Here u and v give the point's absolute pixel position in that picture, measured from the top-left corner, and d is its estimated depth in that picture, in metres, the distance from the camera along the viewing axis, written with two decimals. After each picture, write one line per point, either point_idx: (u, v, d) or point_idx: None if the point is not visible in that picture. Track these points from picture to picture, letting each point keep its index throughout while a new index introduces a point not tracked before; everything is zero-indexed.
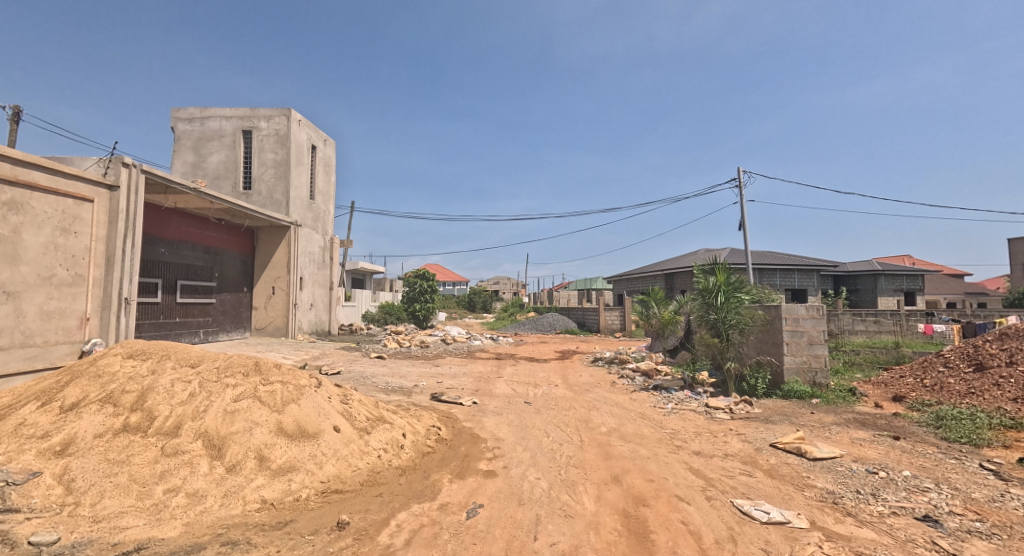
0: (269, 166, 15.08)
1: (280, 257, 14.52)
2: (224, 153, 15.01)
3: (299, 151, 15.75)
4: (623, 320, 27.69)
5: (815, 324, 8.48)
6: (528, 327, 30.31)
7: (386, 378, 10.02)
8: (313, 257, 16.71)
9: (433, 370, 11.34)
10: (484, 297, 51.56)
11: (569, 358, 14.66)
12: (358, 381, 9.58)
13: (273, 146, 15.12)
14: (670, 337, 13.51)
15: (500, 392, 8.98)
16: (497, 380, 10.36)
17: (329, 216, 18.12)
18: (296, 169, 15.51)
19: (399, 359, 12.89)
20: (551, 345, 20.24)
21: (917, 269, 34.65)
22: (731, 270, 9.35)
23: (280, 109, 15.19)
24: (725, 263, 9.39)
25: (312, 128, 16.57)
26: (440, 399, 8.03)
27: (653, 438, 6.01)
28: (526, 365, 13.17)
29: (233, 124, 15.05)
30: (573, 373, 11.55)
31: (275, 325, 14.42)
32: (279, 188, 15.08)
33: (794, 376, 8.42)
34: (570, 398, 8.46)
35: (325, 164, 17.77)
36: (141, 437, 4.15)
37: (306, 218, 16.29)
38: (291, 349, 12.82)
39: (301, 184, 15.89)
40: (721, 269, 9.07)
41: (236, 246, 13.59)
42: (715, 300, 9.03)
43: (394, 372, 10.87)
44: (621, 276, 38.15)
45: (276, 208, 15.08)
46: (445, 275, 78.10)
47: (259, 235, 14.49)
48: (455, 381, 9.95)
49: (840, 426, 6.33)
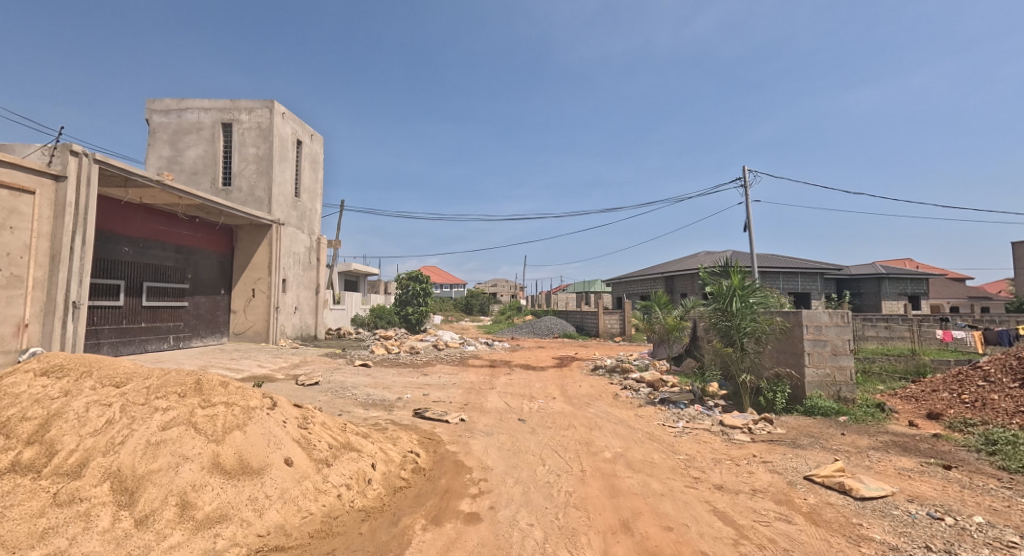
0: (250, 161, 14.27)
1: (261, 257, 13.67)
2: (202, 147, 14.20)
3: (283, 146, 14.94)
4: (623, 324, 26.87)
5: (839, 333, 7.70)
6: (525, 330, 29.48)
7: (368, 390, 9.18)
8: (297, 258, 15.87)
9: (420, 380, 10.50)
10: (481, 299, 50.75)
11: (567, 366, 13.82)
12: (336, 394, 8.73)
13: (255, 140, 14.31)
14: (675, 344, 12.68)
15: (492, 407, 8.15)
16: (490, 391, 9.52)
17: (315, 215, 17.30)
18: (279, 165, 14.69)
19: (386, 367, 12.03)
20: (549, 351, 19.38)
21: (922, 272, 33.91)
22: (746, 273, 8.58)
23: (262, 101, 14.38)
24: (740, 266, 8.62)
25: (298, 122, 15.75)
26: (424, 415, 7.20)
27: (665, 468, 5.17)
28: (522, 373, 12.33)
29: (212, 116, 14.23)
30: (572, 383, 10.72)
31: (255, 330, 13.55)
32: (261, 185, 14.27)
33: (817, 390, 7.61)
34: (569, 415, 7.63)
35: (312, 160, 16.96)
36: (30, 479, 3.39)
37: (290, 216, 15.46)
38: (269, 356, 11.96)
39: (285, 180, 15.07)
40: (736, 271, 8.30)
41: (212, 246, 12.74)
42: (728, 306, 8.25)
43: (378, 382, 10.01)
44: (620, 279, 37.37)
45: (257, 206, 14.26)
46: (442, 277, 77.28)
47: (239, 234, 13.65)
48: (443, 393, 9.11)
49: (879, 452, 5.52)
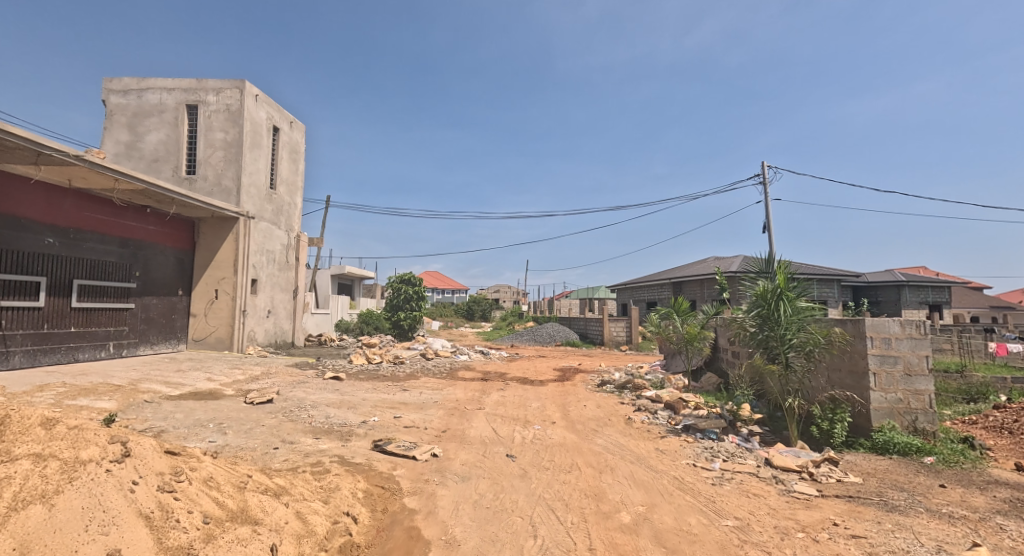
0: (217, 148, 12.83)
1: (225, 254, 12.16)
2: (163, 131, 12.75)
3: (256, 131, 13.48)
4: (630, 332, 25.22)
5: (913, 348, 6.12)
6: (526, 338, 27.87)
7: (329, 412, 7.58)
8: (272, 256, 14.37)
9: (397, 398, 8.88)
10: (483, 305, 49.24)
11: (570, 380, 12.22)
12: (288, 417, 7.14)
13: (223, 124, 12.86)
14: (695, 357, 11.03)
15: (475, 435, 6.56)
16: (477, 413, 7.90)
17: (295, 210, 15.83)
18: (251, 152, 13.23)
19: (360, 381, 10.45)
20: (550, 361, 17.76)
21: (944, 279, 32.12)
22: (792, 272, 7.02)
23: (232, 81, 12.93)
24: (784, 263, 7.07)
25: (274, 106, 14.29)
26: (386, 449, 5.61)
27: (710, 546, 3.55)
28: (518, 388, 10.75)
29: (176, 97, 12.80)
30: (576, 402, 9.10)
31: (217, 336, 12.00)
32: (229, 174, 12.80)
33: (887, 421, 6.00)
34: (572, 448, 6.03)
35: (291, 150, 15.50)
36: None
37: (264, 210, 13.98)
38: (226, 365, 10.41)
39: (257, 169, 13.60)
40: (780, 269, 6.74)
41: (168, 240, 11.22)
42: (771, 313, 6.67)
43: (345, 400, 8.41)
44: (626, 285, 35.79)
45: (224, 197, 12.79)
46: (443, 282, 75.97)
47: (201, 228, 12.15)
48: (419, 416, 7.51)
49: (1009, 518, 3.91)
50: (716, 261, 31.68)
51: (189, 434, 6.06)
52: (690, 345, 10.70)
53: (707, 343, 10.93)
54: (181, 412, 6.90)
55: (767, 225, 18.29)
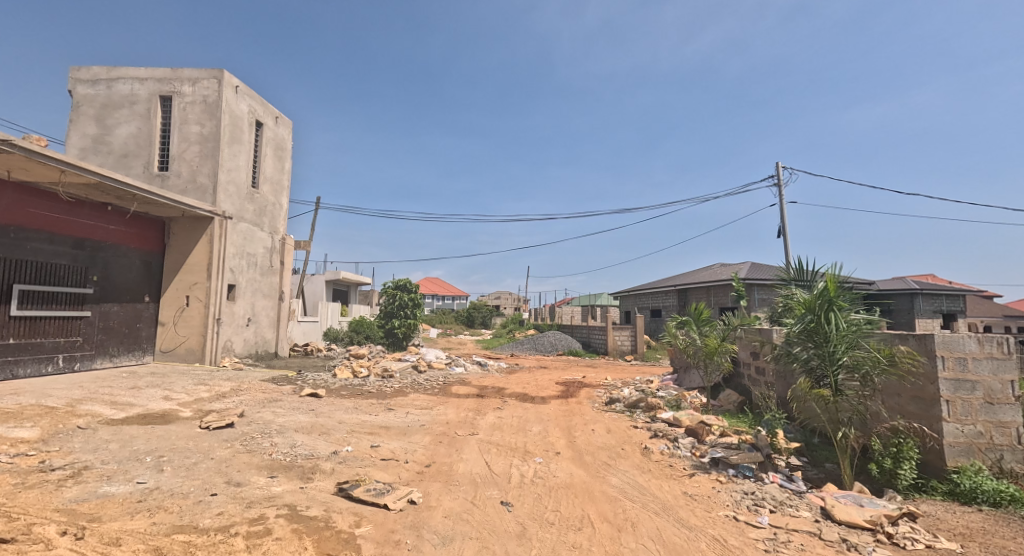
0: (192, 142, 11.86)
1: (198, 257, 11.13)
2: (134, 124, 11.77)
3: (235, 125, 12.51)
4: (634, 341, 24.16)
5: (995, 371, 5.04)
6: (526, 346, 26.75)
7: (297, 439, 6.49)
8: (253, 260, 13.34)
9: (379, 420, 7.78)
10: (483, 313, 48.16)
11: (574, 396, 11.13)
12: (246, 447, 6.05)
13: (199, 117, 11.90)
14: (715, 373, 9.93)
15: (464, 473, 5.48)
16: (469, 442, 6.79)
17: (280, 211, 14.81)
18: (229, 148, 12.25)
19: (342, 398, 9.36)
20: (552, 373, 16.64)
21: (957, 287, 31.09)
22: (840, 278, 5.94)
23: (209, 70, 11.97)
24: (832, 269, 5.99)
25: (256, 99, 13.33)
26: (351, 494, 4.54)
27: None
28: (517, 406, 9.66)
29: (148, 88, 11.85)
30: (582, 426, 7.99)
31: (187, 347, 10.94)
32: (204, 170, 11.82)
33: (966, 460, 4.92)
34: (582, 493, 4.95)
35: (276, 147, 14.51)
36: None
37: (244, 210, 12.97)
38: (192, 380, 9.32)
39: (237, 166, 12.61)
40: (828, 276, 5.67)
41: (132, 241, 10.19)
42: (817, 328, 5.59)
43: (318, 423, 7.32)
44: (629, 293, 34.76)
45: (198, 195, 11.79)
46: (443, 289, 75.02)
47: (172, 228, 11.14)
48: (401, 445, 6.41)
49: None
50: (722, 269, 30.71)
51: (116, 473, 4.96)
52: (709, 359, 9.60)
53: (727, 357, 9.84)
54: (118, 441, 5.82)
55: (781, 229, 17.28)
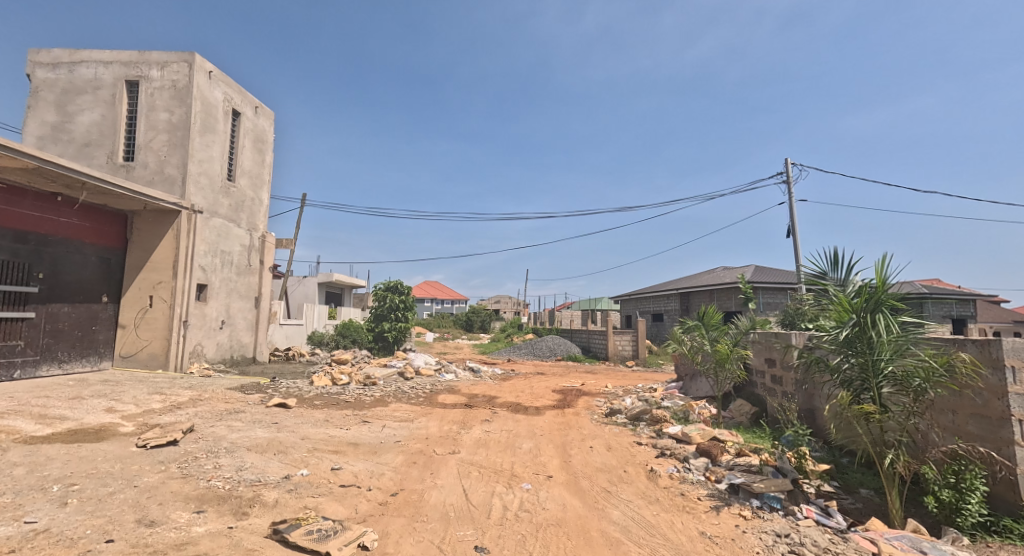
0: (160, 131, 11.02)
1: (163, 254, 10.26)
2: (97, 111, 10.93)
3: (209, 113, 11.67)
4: (636, 346, 23.25)
5: None
6: (525, 351, 25.82)
7: (247, 459, 5.56)
8: (228, 259, 12.46)
9: (349, 435, 6.84)
10: (482, 316, 47.23)
11: (571, 406, 10.20)
12: (182, 471, 5.11)
13: (168, 103, 11.07)
14: (726, 382, 9.01)
15: (435, 505, 4.57)
16: (447, 463, 5.86)
17: (260, 207, 13.94)
18: (200, 137, 11.40)
19: (313, 408, 8.44)
20: (549, 380, 15.71)
21: (968, 291, 30.17)
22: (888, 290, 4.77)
23: (180, 54, 11.15)
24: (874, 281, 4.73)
25: (232, 86, 12.49)
26: (287, 537, 3.65)
27: None
28: (507, 418, 8.74)
29: (113, 72, 11.02)
30: (579, 442, 7.07)
31: (149, 352, 10.04)
32: (173, 161, 10.97)
33: None
34: (577, 533, 4.04)
35: (256, 138, 13.66)
36: None
37: (218, 205, 12.11)
38: (147, 389, 8.40)
39: (210, 157, 11.76)
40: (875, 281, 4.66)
41: (88, 236, 9.32)
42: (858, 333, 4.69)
43: (277, 438, 6.38)
44: (630, 296, 33.86)
45: (166, 187, 10.94)
46: (442, 292, 74.12)
47: (136, 223, 10.28)
48: (367, 467, 5.50)
49: None
50: (726, 272, 29.85)
51: (6, 507, 4.03)
52: (720, 367, 8.68)
53: (740, 365, 8.93)
54: (28, 464, 4.88)
55: (789, 229, 16.45)
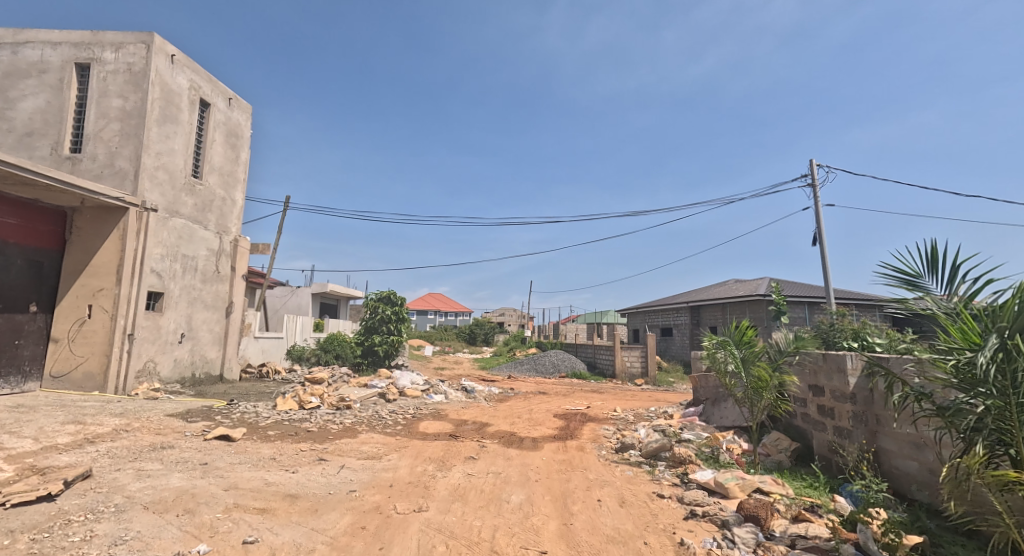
0: (112, 119, 9.81)
1: (106, 257, 8.96)
2: (42, 97, 9.74)
3: (170, 101, 10.45)
4: (645, 363, 21.67)
5: None
6: (527, 367, 24.28)
7: (135, 523, 4.11)
8: (190, 264, 11.16)
9: (292, 482, 5.38)
10: (486, 329, 45.76)
11: (575, 437, 8.68)
12: (33, 547, 3.67)
13: (122, 89, 9.87)
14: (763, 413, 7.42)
15: None
16: (407, 529, 4.39)
17: (232, 207, 12.67)
18: (159, 127, 10.17)
19: (263, 441, 6.97)
20: (551, 402, 14.17)
21: None
22: None
23: (137, 34, 9.98)
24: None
25: (200, 73, 11.28)
26: None
27: None
28: (496, 454, 7.26)
29: (62, 54, 9.86)
30: (584, 492, 5.57)
31: (85, 370, 8.69)
32: (125, 152, 9.73)
33: None
34: None
35: (228, 133, 12.43)
36: None
37: (181, 204, 10.84)
38: (64, 416, 6.96)
39: (170, 149, 10.51)
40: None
41: (13, 235, 8.10)
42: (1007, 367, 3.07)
43: (193, 487, 4.94)
44: (637, 310, 32.34)
45: (116, 182, 9.68)
46: (446, 304, 72.82)
47: (75, 221, 9.00)
48: (294, 538, 4.05)
49: None
50: (739, 285, 28.35)
51: None
52: (756, 396, 7.10)
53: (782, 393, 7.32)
54: None
55: (815, 236, 15.01)
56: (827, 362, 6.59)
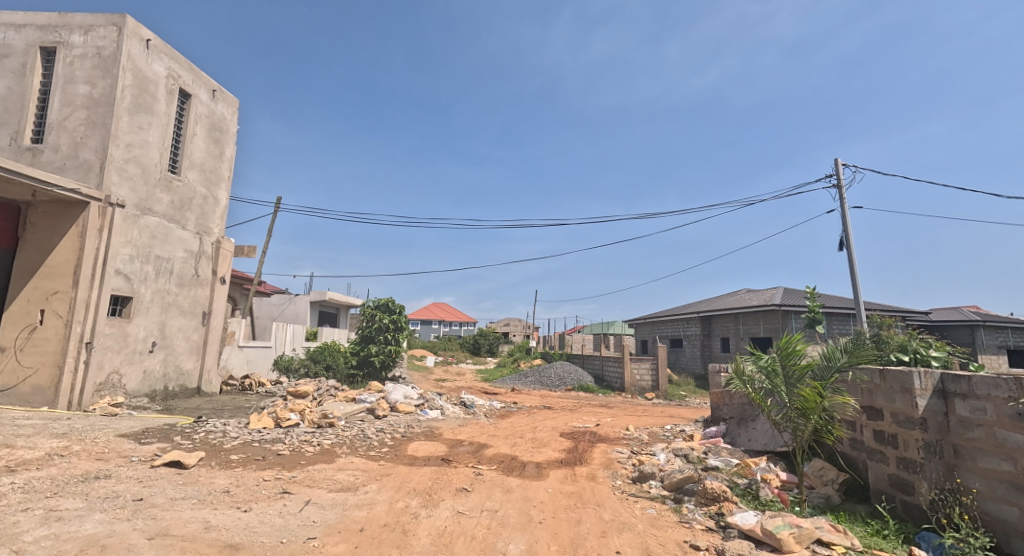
0: (78, 107, 8.98)
1: (63, 257, 8.11)
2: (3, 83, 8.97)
3: (143, 90, 9.62)
4: (656, 376, 20.53)
5: None
6: (531, 380, 23.16)
7: None
8: (165, 266, 10.26)
9: (239, 525, 4.36)
10: (490, 339, 44.63)
11: (585, 463, 7.60)
12: None
13: (90, 74, 9.04)
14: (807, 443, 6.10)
15: None
16: None
17: (214, 207, 11.80)
18: (130, 116, 9.32)
19: (221, 469, 5.96)
20: (557, 418, 13.08)
21: None
22: None
23: (108, 16, 9.17)
24: None
25: (179, 61, 10.46)
26: None
27: None
28: (493, 484, 6.19)
29: (26, 37, 9.09)
30: (598, 540, 4.53)
31: (34, 383, 7.84)
32: (90, 143, 8.89)
33: None
34: None
35: (211, 127, 11.59)
36: None
37: (155, 201, 9.96)
38: None
39: (143, 141, 9.66)
40: None
41: None
42: None
43: (108, 535, 3.93)
44: (645, 320, 31.22)
45: (81, 176, 8.83)
46: (450, 314, 71.82)
47: (32, 216, 8.22)
48: None
49: None
50: (752, 295, 27.22)
51: None
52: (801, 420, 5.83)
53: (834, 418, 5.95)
54: None
55: (841, 241, 13.89)
56: (891, 380, 5.46)
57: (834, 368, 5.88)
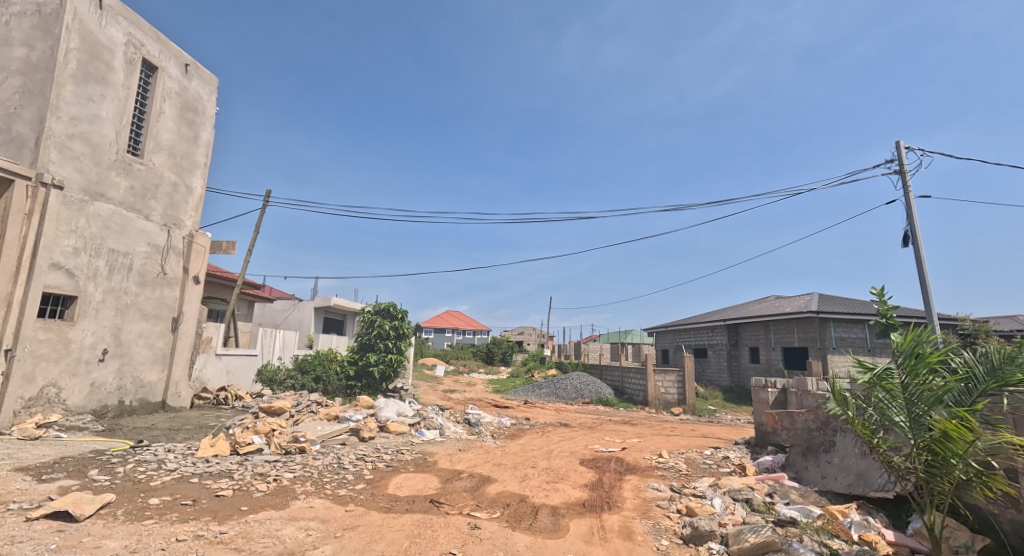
0: (13, 73, 7.68)
1: None
2: None
3: (95, 56, 8.28)
4: (682, 390, 18.64)
5: None
6: (545, 392, 21.41)
7: None
8: (122, 262, 8.86)
9: None
10: (504, 347, 43.06)
11: (614, 507, 5.87)
12: None
13: (29, 35, 7.75)
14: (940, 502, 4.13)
15: None
16: None
17: (187, 196, 10.42)
18: (76, 84, 7.98)
19: (125, 522, 4.39)
20: (575, 438, 11.36)
21: None
22: None
23: None
24: None
25: (141, 27, 9.12)
26: None
27: None
28: (491, 547, 4.50)
29: None
30: None
31: None
32: (25, 114, 7.59)
33: None
34: None
35: (182, 105, 10.23)
36: None
37: (110, 185, 8.58)
38: None
39: (95, 115, 8.30)
40: None
41: None
42: None
43: None
44: (667, 329, 29.34)
45: (12, 152, 7.53)
46: (464, 322, 70.40)
47: None
48: None
49: None
50: (782, 302, 25.18)
51: None
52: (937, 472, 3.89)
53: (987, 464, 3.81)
54: None
55: (905, 235, 11.95)
56: None
57: (981, 391, 4.04)
